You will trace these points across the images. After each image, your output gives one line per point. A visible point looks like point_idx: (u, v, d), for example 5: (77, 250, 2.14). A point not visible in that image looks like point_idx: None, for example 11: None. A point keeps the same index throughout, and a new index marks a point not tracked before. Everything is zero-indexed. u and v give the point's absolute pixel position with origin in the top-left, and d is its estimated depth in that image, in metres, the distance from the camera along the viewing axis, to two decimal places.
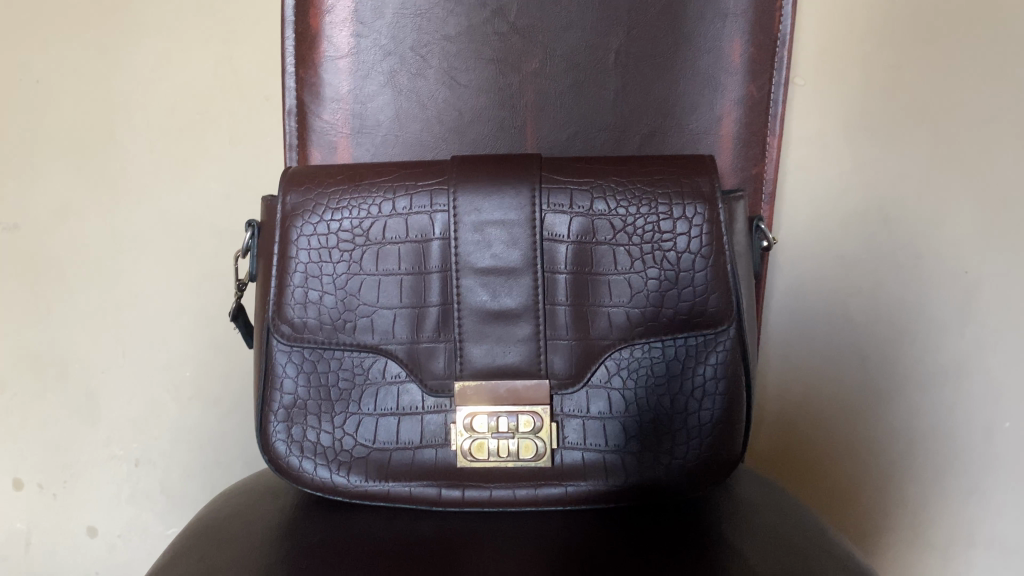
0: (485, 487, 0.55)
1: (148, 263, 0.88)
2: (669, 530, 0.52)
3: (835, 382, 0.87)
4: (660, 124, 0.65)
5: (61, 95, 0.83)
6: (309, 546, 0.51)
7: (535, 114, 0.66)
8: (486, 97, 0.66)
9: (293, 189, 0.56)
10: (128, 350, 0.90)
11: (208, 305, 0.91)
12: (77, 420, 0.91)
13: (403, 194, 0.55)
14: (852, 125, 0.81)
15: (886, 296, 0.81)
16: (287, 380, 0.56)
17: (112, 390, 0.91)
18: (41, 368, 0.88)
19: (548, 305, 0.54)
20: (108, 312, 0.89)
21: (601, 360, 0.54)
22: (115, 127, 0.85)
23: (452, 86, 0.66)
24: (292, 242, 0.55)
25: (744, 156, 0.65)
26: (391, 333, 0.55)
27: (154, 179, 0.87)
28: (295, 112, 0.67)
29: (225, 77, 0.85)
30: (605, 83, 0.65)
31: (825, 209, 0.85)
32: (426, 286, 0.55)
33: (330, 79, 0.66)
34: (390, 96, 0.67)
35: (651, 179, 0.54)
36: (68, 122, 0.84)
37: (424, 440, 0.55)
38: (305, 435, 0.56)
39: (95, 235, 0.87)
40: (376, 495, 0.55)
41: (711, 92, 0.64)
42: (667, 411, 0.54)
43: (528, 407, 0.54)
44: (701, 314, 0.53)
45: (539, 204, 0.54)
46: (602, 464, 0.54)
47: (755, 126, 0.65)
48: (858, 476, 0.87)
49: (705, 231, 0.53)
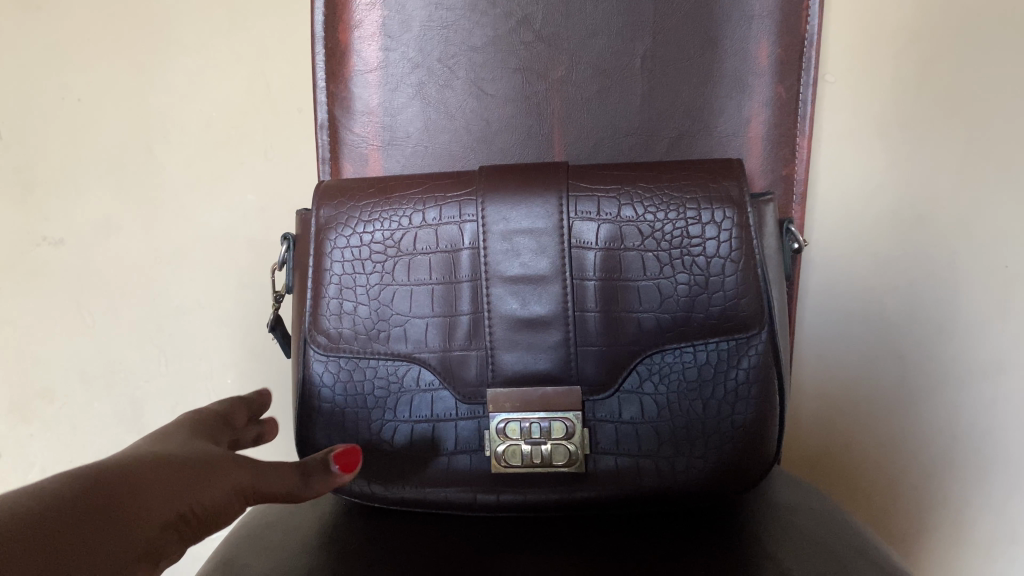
0: (520, 491, 0.56)
1: (187, 276, 0.91)
2: (702, 535, 0.52)
3: (871, 385, 0.84)
4: (688, 127, 0.65)
5: (101, 114, 0.86)
6: (353, 551, 0.52)
7: (563, 121, 0.67)
8: (514, 105, 0.67)
9: (326, 203, 0.58)
10: (171, 360, 0.93)
11: (247, 317, 0.92)
12: (124, 429, 0.94)
13: (434, 206, 0.56)
14: (885, 123, 0.78)
15: (925, 295, 0.80)
16: (324, 389, 0.57)
17: (157, 399, 0.94)
18: (89, 377, 0.93)
19: (577, 312, 0.55)
20: (152, 323, 0.92)
21: (632, 366, 0.54)
22: (152, 144, 0.87)
23: (480, 96, 0.67)
24: (326, 254, 0.57)
25: (775, 154, 0.65)
26: (424, 342, 0.56)
27: (191, 194, 0.89)
28: (326, 126, 0.68)
29: (257, 92, 0.86)
30: (631, 90, 0.65)
31: (860, 211, 0.81)
32: (457, 296, 0.56)
33: (360, 93, 0.68)
34: (419, 108, 0.68)
35: (679, 183, 0.54)
36: (108, 140, 0.87)
37: (458, 447, 0.56)
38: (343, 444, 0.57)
39: (138, 248, 0.89)
40: (412, 499, 0.57)
41: (739, 95, 0.64)
42: (700, 415, 0.54)
43: (559, 413, 0.54)
44: (732, 319, 0.53)
45: (567, 212, 0.54)
46: (635, 468, 0.55)
47: (784, 127, 0.64)
48: (897, 478, 0.85)
49: (735, 236, 0.53)
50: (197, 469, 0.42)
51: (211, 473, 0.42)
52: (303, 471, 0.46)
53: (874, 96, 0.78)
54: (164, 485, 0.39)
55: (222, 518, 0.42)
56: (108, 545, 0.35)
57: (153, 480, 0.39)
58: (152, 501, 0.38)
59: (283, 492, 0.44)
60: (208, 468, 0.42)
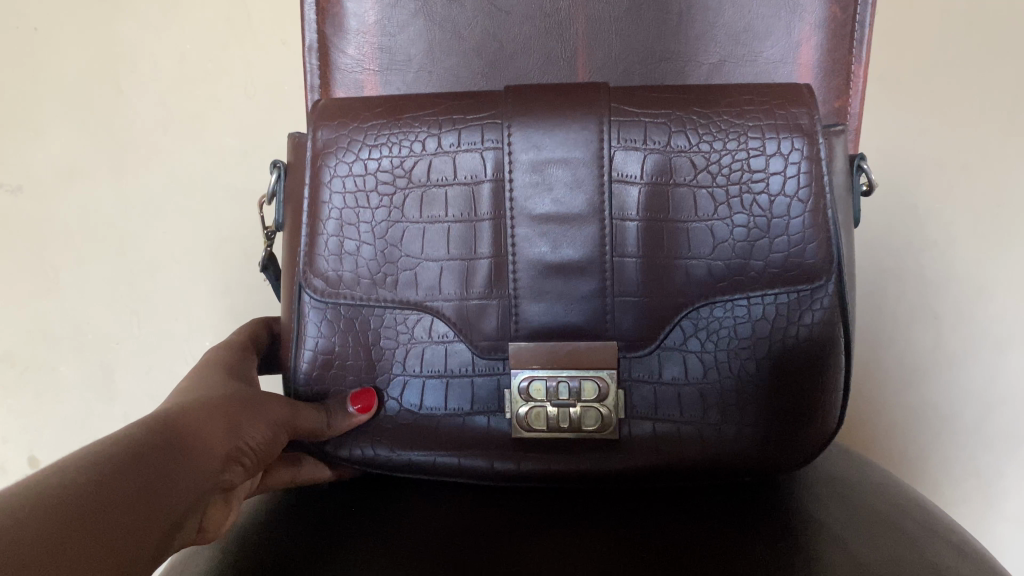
0: (544, 461, 0.50)
1: (162, 229, 0.82)
2: (744, 511, 0.46)
3: (908, 351, 0.77)
4: (730, 52, 0.58)
5: (62, 45, 0.76)
6: (343, 542, 0.43)
7: (588, 42, 0.59)
8: (533, 24, 0.59)
9: (325, 124, 0.49)
10: (145, 321, 0.85)
11: (231, 269, 0.84)
12: (95, 394, 0.86)
13: (450, 129, 0.48)
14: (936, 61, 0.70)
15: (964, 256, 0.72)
16: (320, 340, 0.50)
17: (129, 365, 0.86)
18: (53, 341, 0.84)
19: (615, 258, 0.48)
20: (122, 283, 0.83)
21: (675, 322, 0.48)
22: (121, 79, 0.77)
23: (492, 14, 0.59)
24: (325, 185, 0.48)
25: (830, 79, 0.57)
26: (437, 289, 0.49)
27: (166, 132, 0.79)
28: (317, 48, 0.61)
29: (237, 20, 0.76)
30: (667, 7, 0.58)
31: (900, 159, 0.73)
32: (476, 236, 0.48)
33: (355, 9, 0.60)
34: (422, 27, 0.59)
35: (741, 109, 0.47)
36: (71, 75, 0.76)
37: (476, 407, 0.50)
38: (341, 397, 0.51)
39: (106, 194, 0.80)
40: (424, 464, 0.51)
41: (788, 15, 0.57)
42: (753, 377, 0.48)
43: (590, 371, 0.48)
44: (796, 267, 0.46)
45: (608, 140, 0.47)
46: (676, 435, 0.48)
47: (840, 53, 0.57)
48: (921, 452, 0.78)
49: (804, 170, 0.46)
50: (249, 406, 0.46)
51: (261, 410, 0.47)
52: (320, 407, 0.50)
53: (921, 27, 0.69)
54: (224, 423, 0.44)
55: (271, 451, 0.47)
56: (198, 468, 0.41)
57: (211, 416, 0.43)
58: (213, 437, 0.43)
59: (308, 428, 0.49)
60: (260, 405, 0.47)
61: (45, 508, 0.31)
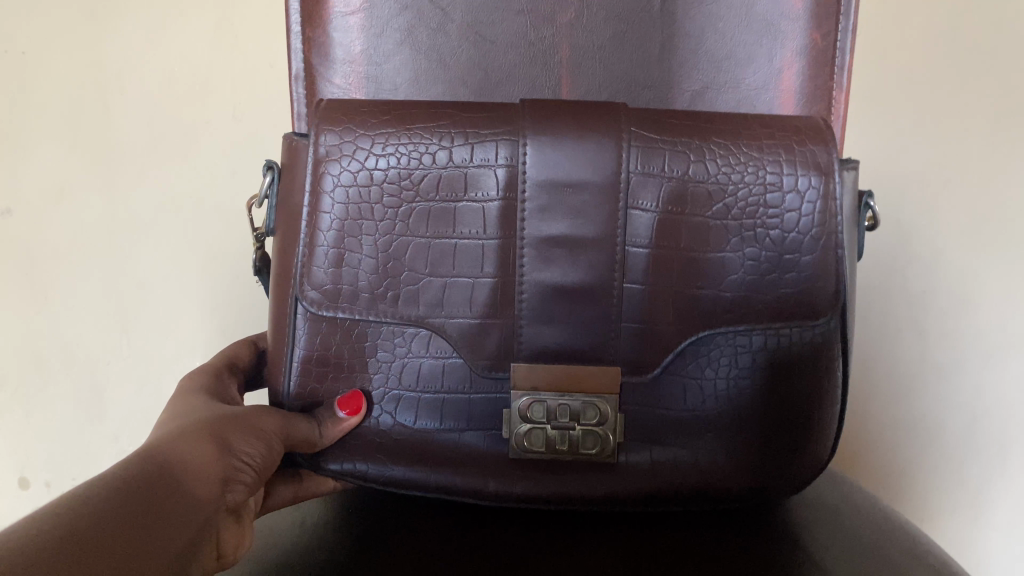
0: (542, 484, 0.49)
1: (155, 246, 0.77)
2: (738, 535, 0.47)
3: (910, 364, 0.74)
4: (714, 80, 0.57)
5: (50, 66, 0.71)
6: (375, 546, 0.45)
7: (573, 70, 0.57)
8: (518, 51, 0.57)
9: (328, 128, 0.46)
10: (134, 342, 0.80)
11: (223, 285, 0.79)
12: (84, 416, 0.81)
13: (463, 143, 0.46)
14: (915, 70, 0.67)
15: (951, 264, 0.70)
16: (303, 351, 0.48)
17: (118, 385, 0.81)
18: (43, 361, 0.79)
19: (624, 284, 0.47)
20: (110, 305, 0.78)
21: (676, 348, 0.47)
22: (110, 99, 0.72)
23: (479, 43, 0.57)
24: (326, 193, 0.46)
25: (812, 103, 0.57)
26: (439, 307, 0.47)
27: (147, 126, 0.73)
28: (302, 78, 0.57)
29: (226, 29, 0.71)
30: (651, 34, 0.56)
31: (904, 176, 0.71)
32: (483, 255, 0.47)
33: (340, 39, 0.56)
34: (408, 57, 0.56)
35: (759, 143, 0.47)
36: (59, 86, 0.72)
37: (471, 424, 0.49)
38: (324, 405, 0.49)
39: (85, 196, 0.75)
40: (415, 482, 0.49)
41: (770, 43, 0.56)
42: (751, 407, 0.48)
43: (591, 392, 0.48)
44: (801, 303, 0.47)
45: (627, 164, 0.46)
46: (672, 462, 0.49)
47: (821, 80, 0.56)
48: (917, 472, 0.76)
49: (818, 208, 0.46)
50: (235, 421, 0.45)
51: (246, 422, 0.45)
52: (308, 416, 0.48)
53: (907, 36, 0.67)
54: (208, 444, 0.43)
55: (264, 463, 0.46)
56: (191, 492, 0.40)
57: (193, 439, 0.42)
58: (198, 460, 0.41)
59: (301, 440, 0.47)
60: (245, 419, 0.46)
61: (33, 554, 0.31)
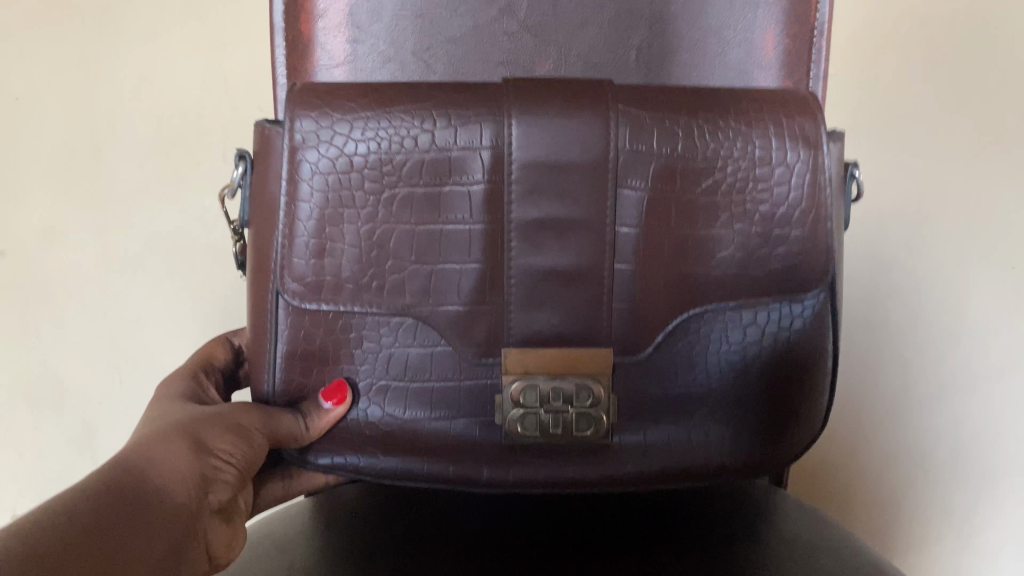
0: (534, 467, 0.48)
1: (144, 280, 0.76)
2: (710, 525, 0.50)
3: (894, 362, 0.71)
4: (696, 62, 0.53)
5: (43, 111, 0.70)
6: (381, 552, 0.46)
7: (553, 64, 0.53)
8: (495, 48, 0.52)
9: (304, 112, 0.44)
10: (126, 380, 0.78)
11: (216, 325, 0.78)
12: (79, 454, 0.80)
13: (445, 126, 0.44)
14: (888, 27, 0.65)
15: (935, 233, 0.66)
16: (284, 345, 0.47)
17: (105, 429, 0.79)
18: (35, 401, 0.77)
19: (615, 266, 0.46)
20: (102, 338, 0.77)
21: (666, 328, 0.47)
22: (101, 143, 0.72)
23: (456, 41, 0.52)
24: (303, 180, 0.44)
25: (792, 69, 0.53)
26: (426, 295, 0.46)
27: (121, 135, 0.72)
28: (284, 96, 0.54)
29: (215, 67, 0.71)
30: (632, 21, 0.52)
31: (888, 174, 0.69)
32: (469, 240, 0.45)
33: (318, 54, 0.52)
34: (392, 66, 0.52)
35: (747, 117, 0.46)
36: (51, 130, 0.71)
37: (460, 411, 0.48)
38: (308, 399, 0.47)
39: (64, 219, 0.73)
40: (408, 472, 0.48)
41: (750, 18, 0.52)
42: (742, 383, 0.49)
43: (583, 375, 0.47)
44: (791, 277, 0.47)
45: (616, 142, 0.45)
46: (665, 442, 0.48)
47: (800, 52, 0.53)
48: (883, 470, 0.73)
49: (806, 181, 0.46)
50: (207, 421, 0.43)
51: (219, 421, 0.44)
52: (292, 410, 0.46)
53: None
54: (179, 446, 0.41)
55: (243, 461, 0.44)
56: (165, 493, 0.38)
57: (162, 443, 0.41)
58: (171, 463, 0.40)
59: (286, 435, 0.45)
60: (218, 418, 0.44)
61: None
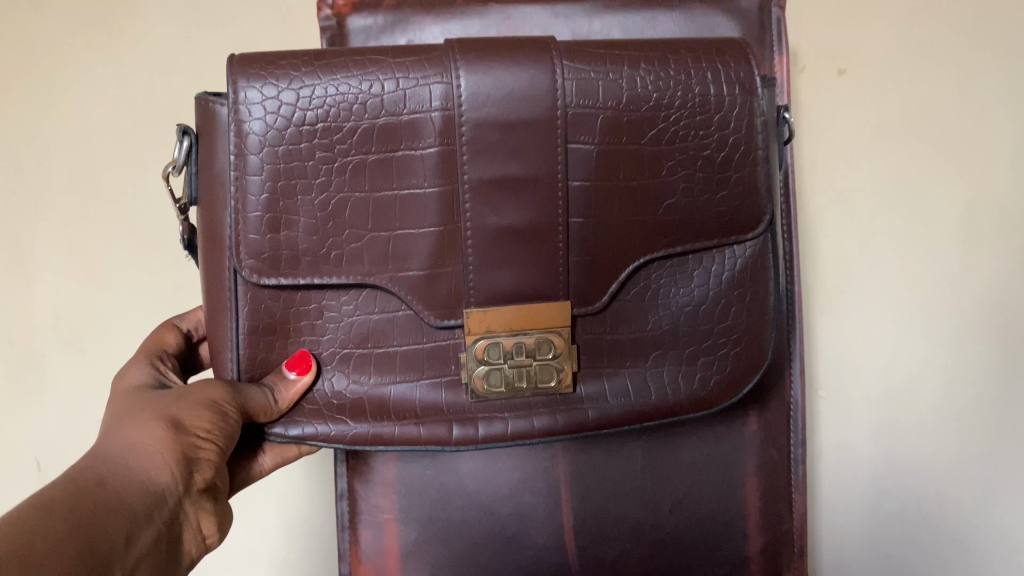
0: (502, 421, 0.48)
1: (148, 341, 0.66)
2: None
3: (903, 365, 0.66)
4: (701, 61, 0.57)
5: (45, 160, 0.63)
6: None
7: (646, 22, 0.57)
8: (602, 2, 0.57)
9: (247, 81, 0.44)
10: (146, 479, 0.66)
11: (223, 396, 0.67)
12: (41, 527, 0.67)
13: (395, 89, 0.45)
14: (862, 83, 0.63)
15: (929, 285, 0.64)
16: (241, 322, 0.46)
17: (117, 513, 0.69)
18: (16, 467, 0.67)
19: (568, 220, 0.47)
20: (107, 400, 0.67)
21: (620, 277, 0.49)
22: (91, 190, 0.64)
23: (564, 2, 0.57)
24: (250, 151, 0.44)
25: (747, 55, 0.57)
26: (385, 261, 0.46)
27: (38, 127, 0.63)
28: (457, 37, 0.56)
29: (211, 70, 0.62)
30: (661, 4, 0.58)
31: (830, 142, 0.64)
32: (426, 205, 0.46)
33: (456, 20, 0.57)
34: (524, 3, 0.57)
35: (685, 66, 0.48)
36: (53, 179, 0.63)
37: (427, 375, 0.48)
38: (271, 373, 0.47)
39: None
40: (380, 438, 0.47)
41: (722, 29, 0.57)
42: (691, 322, 0.51)
43: (543, 329, 0.48)
44: (732, 220, 0.49)
45: (564, 97, 0.46)
46: (625, 386, 0.50)
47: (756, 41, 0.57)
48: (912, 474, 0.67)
49: (743, 127, 0.49)
50: (179, 399, 0.43)
51: (190, 396, 0.43)
52: (259, 384, 0.46)
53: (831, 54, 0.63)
54: (150, 427, 0.41)
55: (223, 435, 0.43)
56: (141, 485, 0.38)
57: (135, 428, 0.41)
58: (142, 444, 0.40)
59: (259, 406, 0.44)
60: (190, 394, 0.43)
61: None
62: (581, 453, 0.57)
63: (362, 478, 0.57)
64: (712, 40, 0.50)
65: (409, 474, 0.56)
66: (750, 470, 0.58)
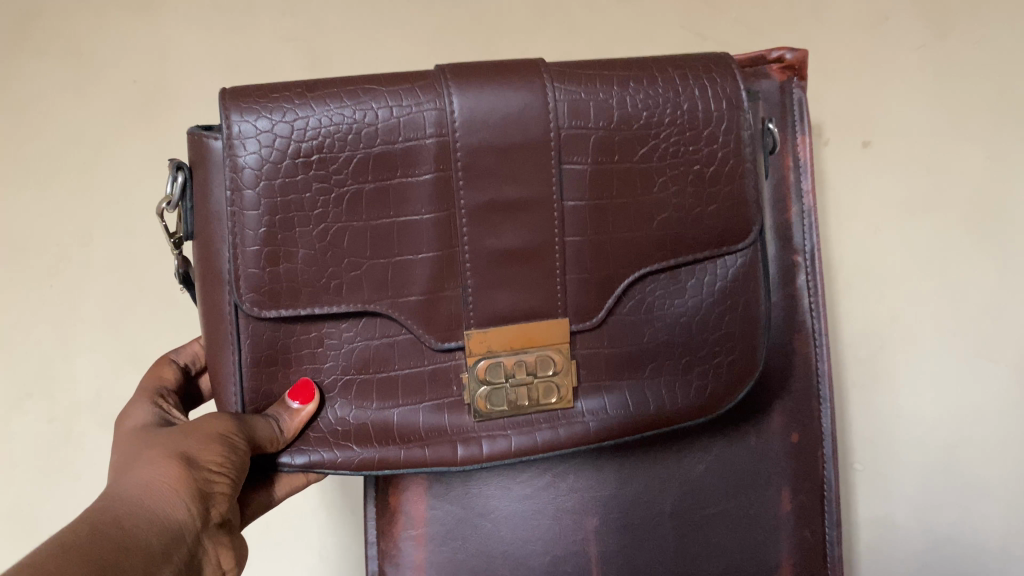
0: (506, 437, 0.48)
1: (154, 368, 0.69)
2: None
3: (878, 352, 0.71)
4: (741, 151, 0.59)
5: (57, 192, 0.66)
6: None
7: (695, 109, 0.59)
8: None
9: (240, 113, 0.43)
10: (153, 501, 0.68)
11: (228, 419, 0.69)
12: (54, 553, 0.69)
13: (388, 118, 0.45)
14: (864, 155, 0.69)
15: (944, 350, 0.70)
16: (241, 356, 0.46)
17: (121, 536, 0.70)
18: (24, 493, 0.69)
19: (564, 239, 0.48)
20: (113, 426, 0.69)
21: (617, 290, 0.49)
22: (101, 219, 0.66)
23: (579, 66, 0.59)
24: (244, 184, 0.44)
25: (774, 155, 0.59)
26: (384, 288, 0.46)
27: (59, 173, 0.66)
28: None
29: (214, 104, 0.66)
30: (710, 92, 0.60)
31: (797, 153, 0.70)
32: (423, 231, 0.46)
33: None
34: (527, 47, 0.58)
35: (672, 84, 0.49)
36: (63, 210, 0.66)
37: (430, 397, 0.48)
38: (273, 402, 0.46)
39: (11, 271, 0.66)
40: (387, 461, 0.47)
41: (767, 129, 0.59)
42: (686, 332, 0.52)
43: (543, 346, 0.48)
44: (722, 232, 0.50)
45: (557, 120, 0.46)
46: (625, 399, 0.51)
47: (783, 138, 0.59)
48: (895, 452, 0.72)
49: (731, 141, 0.50)
50: (189, 435, 0.43)
51: (199, 431, 0.43)
52: (263, 415, 0.45)
53: (854, 127, 0.69)
54: (163, 463, 0.41)
55: (235, 467, 0.43)
56: (158, 524, 0.38)
57: (149, 465, 0.41)
58: (156, 481, 0.40)
59: (265, 438, 0.44)
60: (200, 428, 0.43)
61: None
62: (613, 537, 0.57)
63: (394, 561, 0.56)
64: (698, 57, 0.50)
65: (440, 559, 0.56)
66: (756, 478, 0.59)
